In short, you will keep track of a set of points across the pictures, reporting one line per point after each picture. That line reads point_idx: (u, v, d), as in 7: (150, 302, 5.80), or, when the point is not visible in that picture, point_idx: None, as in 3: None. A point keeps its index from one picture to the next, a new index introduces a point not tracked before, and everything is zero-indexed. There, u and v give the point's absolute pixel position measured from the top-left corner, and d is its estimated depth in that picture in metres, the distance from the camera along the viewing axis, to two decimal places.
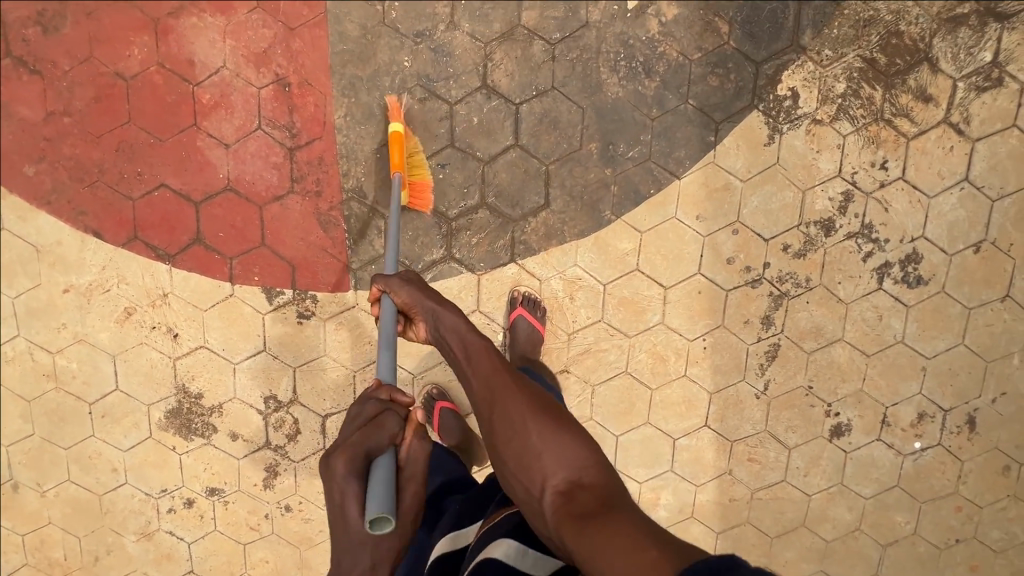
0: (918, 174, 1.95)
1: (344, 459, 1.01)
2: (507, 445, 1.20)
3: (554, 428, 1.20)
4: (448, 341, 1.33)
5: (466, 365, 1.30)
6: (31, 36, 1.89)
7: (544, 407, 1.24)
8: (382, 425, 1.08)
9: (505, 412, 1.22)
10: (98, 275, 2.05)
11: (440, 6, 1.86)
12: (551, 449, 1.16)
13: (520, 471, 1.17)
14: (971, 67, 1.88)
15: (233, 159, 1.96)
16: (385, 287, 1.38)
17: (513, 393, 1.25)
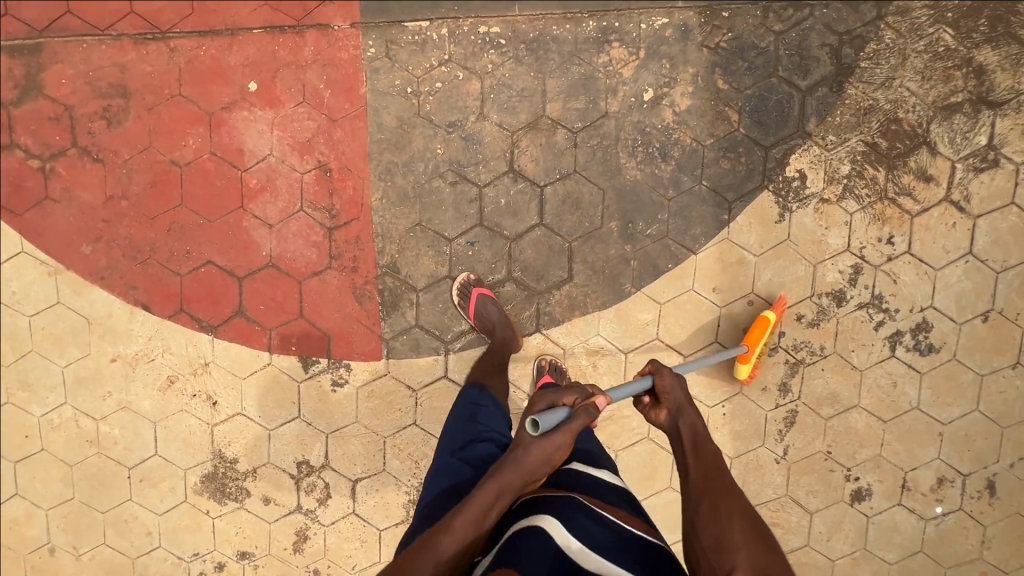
0: (923, 248, 2.05)
1: (540, 399, 1.45)
2: (704, 535, 1.28)
3: (756, 539, 1.26)
4: (681, 432, 1.48)
5: (691, 452, 1.44)
6: (96, 128, 2.06)
7: (758, 522, 1.30)
8: (569, 393, 1.45)
9: (716, 504, 1.32)
10: (144, 345, 2.16)
11: (471, 99, 2.01)
12: (748, 549, 1.24)
13: (712, 551, 1.25)
14: (968, 150, 2.01)
15: (276, 238, 2.09)
16: (656, 368, 1.55)
17: (727, 491, 1.35)
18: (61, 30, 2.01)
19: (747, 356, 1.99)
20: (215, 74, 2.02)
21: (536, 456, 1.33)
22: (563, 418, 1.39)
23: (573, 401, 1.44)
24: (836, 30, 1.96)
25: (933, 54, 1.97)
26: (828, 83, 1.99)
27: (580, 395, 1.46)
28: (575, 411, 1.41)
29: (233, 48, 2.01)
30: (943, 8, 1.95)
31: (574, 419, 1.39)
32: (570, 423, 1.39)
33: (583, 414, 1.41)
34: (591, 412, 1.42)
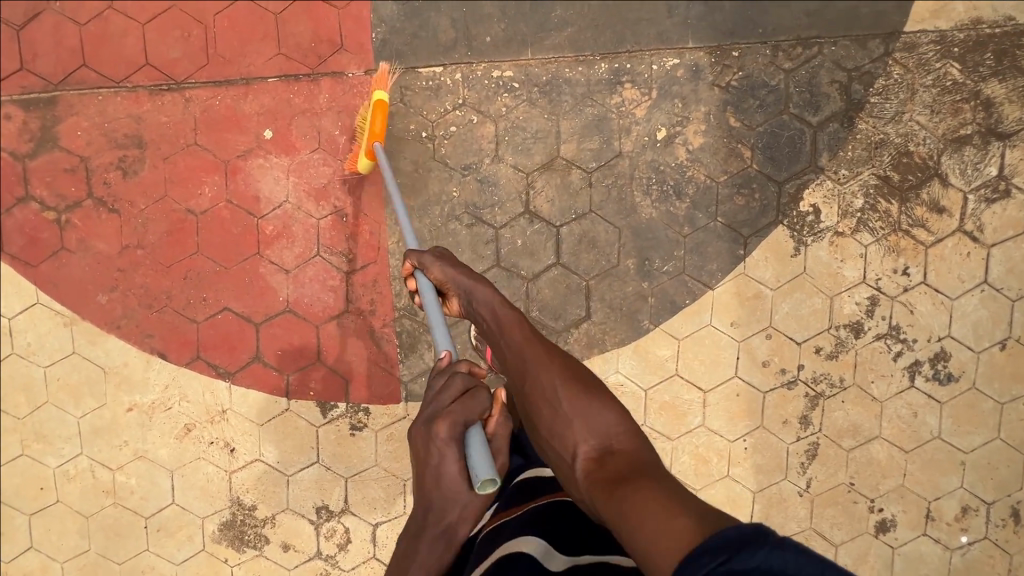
0: (939, 278, 2.06)
1: (444, 432, 1.01)
2: (547, 416, 1.13)
3: (581, 392, 1.13)
4: (479, 314, 1.31)
5: (500, 336, 1.27)
6: (112, 178, 2.06)
7: (578, 376, 1.17)
8: (475, 400, 1.06)
9: (540, 380, 1.16)
10: (160, 393, 2.15)
11: (486, 142, 2.03)
12: (582, 418, 1.09)
13: (552, 438, 1.11)
14: (979, 181, 2.03)
15: (293, 283, 2.09)
16: (422, 260, 1.40)
17: (543, 357, 1.19)
18: (76, 83, 2.02)
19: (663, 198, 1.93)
20: (230, 122, 2.03)
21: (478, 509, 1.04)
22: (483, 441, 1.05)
23: (484, 411, 1.08)
24: (845, 67, 1.99)
25: (941, 88, 1.99)
26: (839, 119, 2.01)
27: (486, 400, 1.08)
28: (489, 424, 1.11)
29: (248, 97, 2.02)
30: (949, 43, 1.98)
31: (493, 438, 1.10)
32: (487, 436, 1.10)
33: (497, 415, 1.12)
34: (501, 412, 1.13)
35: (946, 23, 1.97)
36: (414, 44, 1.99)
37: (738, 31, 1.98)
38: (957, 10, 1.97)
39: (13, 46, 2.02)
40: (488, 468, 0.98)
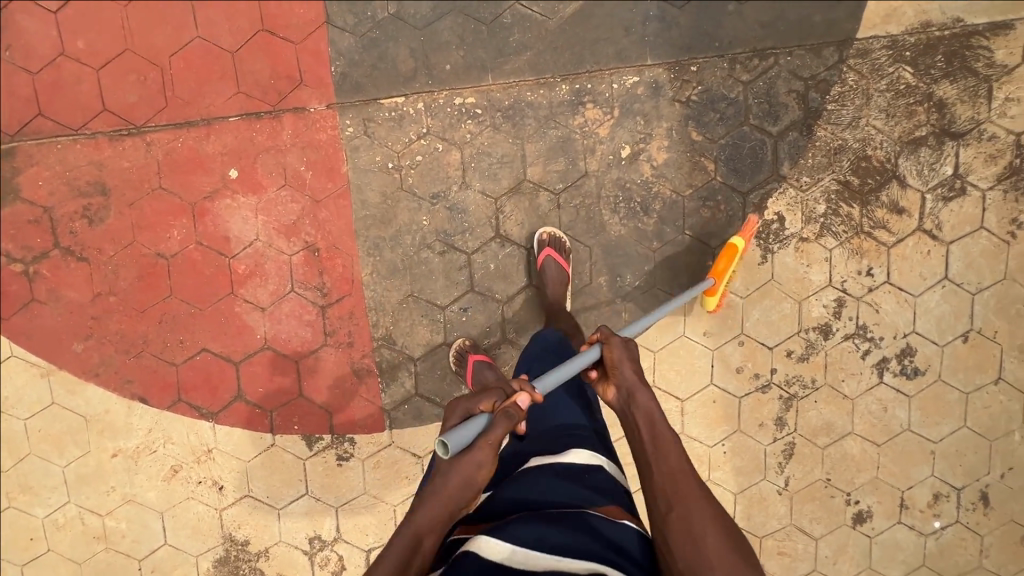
0: (902, 277, 2.12)
1: (453, 410, 1.27)
2: (687, 552, 1.15)
3: (731, 549, 1.17)
4: (638, 419, 1.35)
5: (652, 450, 1.29)
6: (78, 227, 2.04)
7: (723, 519, 1.21)
8: (488, 395, 1.28)
9: (688, 511, 1.20)
10: (144, 437, 2.15)
11: (453, 170, 2.04)
12: (723, 561, 1.14)
13: (683, 560, 1.15)
14: (936, 180, 2.08)
15: (270, 320, 2.10)
16: (604, 337, 1.48)
17: (695, 492, 1.22)
18: (33, 133, 1.99)
19: (712, 289, 2.00)
20: (194, 164, 2.02)
21: (456, 480, 1.19)
22: (479, 430, 1.21)
23: (491, 406, 1.26)
24: (802, 76, 2.02)
25: (895, 92, 2.03)
26: (798, 127, 2.04)
27: (501, 396, 1.28)
28: (494, 418, 1.24)
29: (210, 137, 2.01)
30: (901, 47, 2.01)
31: (492, 429, 1.21)
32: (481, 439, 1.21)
33: (506, 415, 1.24)
34: (510, 411, 1.24)
35: (897, 28, 2.01)
36: (374, 76, 1.98)
37: (696, 46, 2.00)
38: (907, 14, 2.00)
39: None
40: (455, 436, 1.17)
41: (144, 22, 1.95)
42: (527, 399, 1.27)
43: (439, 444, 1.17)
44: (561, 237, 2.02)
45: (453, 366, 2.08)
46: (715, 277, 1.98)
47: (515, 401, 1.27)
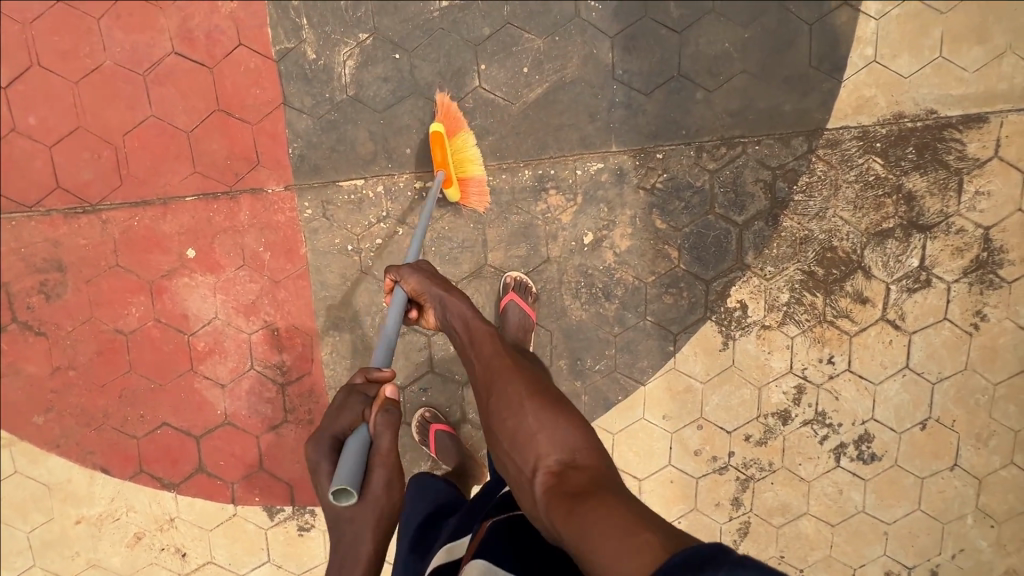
0: (863, 365, 2.12)
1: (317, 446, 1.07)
2: (513, 421, 1.24)
3: (552, 414, 1.23)
4: (453, 325, 1.44)
5: (470, 349, 1.41)
6: (35, 302, 2.03)
7: (544, 391, 1.29)
8: (346, 412, 1.12)
9: (504, 393, 1.29)
10: (107, 505, 2.18)
11: (413, 253, 2.01)
12: (546, 432, 1.21)
13: (513, 450, 1.23)
14: (901, 272, 2.06)
15: (230, 396, 2.10)
16: (396, 276, 1.50)
17: (508, 372, 1.33)
18: None
19: (447, 179, 1.85)
20: (151, 242, 2.00)
21: (369, 515, 1.00)
22: (363, 448, 1.04)
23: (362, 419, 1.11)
24: (769, 165, 1.98)
25: (864, 183, 2.00)
26: (763, 217, 2.01)
27: (362, 405, 1.13)
28: (373, 429, 1.07)
29: (167, 217, 1.98)
30: (872, 138, 1.97)
31: (377, 439, 1.05)
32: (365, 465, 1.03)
33: (381, 420, 1.08)
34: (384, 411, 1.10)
35: (868, 119, 1.96)
36: (333, 158, 1.94)
37: (662, 133, 1.95)
38: (879, 105, 1.95)
39: None
40: (340, 476, 0.98)
41: (96, 99, 1.90)
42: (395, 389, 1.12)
43: (336, 493, 0.97)
44: (527, 280, 1.99)
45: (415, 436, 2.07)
46: (440, 169, 1.82)
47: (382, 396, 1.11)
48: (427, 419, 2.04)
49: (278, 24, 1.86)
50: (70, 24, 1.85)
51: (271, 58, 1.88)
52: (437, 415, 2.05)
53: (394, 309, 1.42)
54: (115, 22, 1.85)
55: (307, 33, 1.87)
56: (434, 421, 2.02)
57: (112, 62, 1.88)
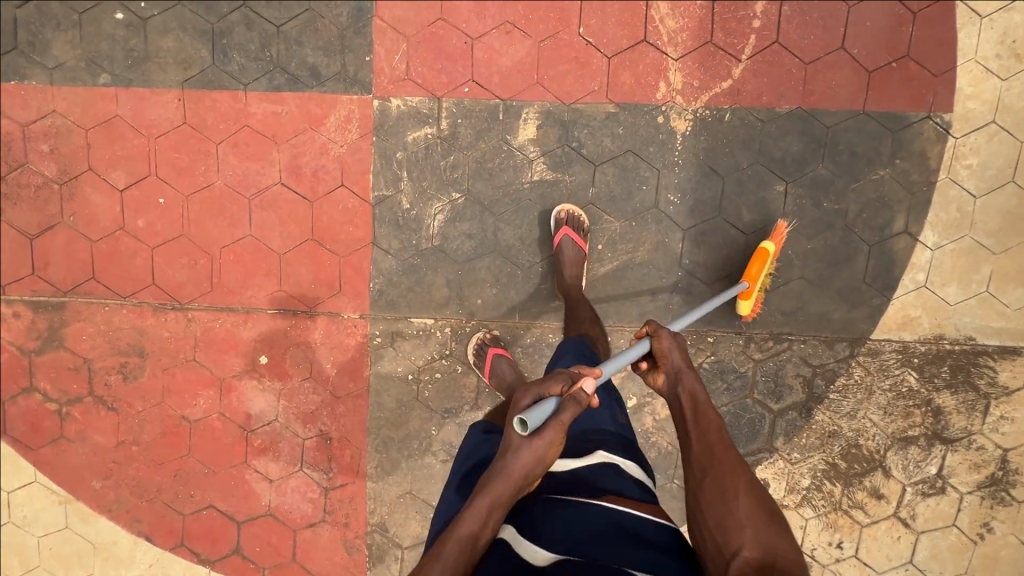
0: (869, 553, 2.22)
1: (524, 393, 1.30)
2: (711, 487, 1.25)
3: (764, 517, 1.19)
4: (682, 399, 1.39)
5: (692, 420, 1.35)
6: (113, 380, 2.18)
7: (759, 490, 1.24)
8: (554, 380, 1.32)
9: (723, 481, 1.24)
10: (144, 570, 2.29)
11: (467, 390, 2.14)
12: (753, 526, 1.18)
13: (718, 530, 1.20)
14: (918, 476, 2.18)
15: (276, 491, 2.24)
16: (652, 330, 1.50)
17: (731, 463, 1.26)
18: (85, 292, 2.12)
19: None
20: (228, 345, 2.15)
21: (524, 456, 1.22)
22: (553, 411, 1.26)
23: (559, 390, 1.30)
24: (811, 363, 2.12)
25: (897, 392, 2.13)
26: (798, 408, 2.14)
27: (563, 382, 1.31)
28: (563, 400, 1.28)
29: (247, 324, 2.13)
30: (911, 353, 2.10)
31: (564, 411, 1.26)
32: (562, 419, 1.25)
33: (572, 399, 1.28)
34: (579, 394, 1.29)
35: (910, 336, 2.09)
36: (409, 297, 2.09)
37: (716, 320, 2.09)
38: (922, 324, 2.08)
39: (25, 252, 2.09)
40: (537, 415, 1.22)
41: (201, 213, 2.05)
42: (592, 383, 1.31)
43: (519, 422, 1.22)
44: (579, 215, 1.97)
45: (470, 360, 2.08)
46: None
47: (580, 386, 1.30)
48: (485, 341, 2.05)
49: (380, 172, 2.00)
50: (191, 146, 2.01)
51: (367, 201, 2.02)
52: (495, 338, 2.06)
53: (630, 354, 1.45)
54: (231, 148, 2.00)
55: (405, 184, 2.01)
56: (492, 345, 2.04)
57: (222, 184, 2.03)
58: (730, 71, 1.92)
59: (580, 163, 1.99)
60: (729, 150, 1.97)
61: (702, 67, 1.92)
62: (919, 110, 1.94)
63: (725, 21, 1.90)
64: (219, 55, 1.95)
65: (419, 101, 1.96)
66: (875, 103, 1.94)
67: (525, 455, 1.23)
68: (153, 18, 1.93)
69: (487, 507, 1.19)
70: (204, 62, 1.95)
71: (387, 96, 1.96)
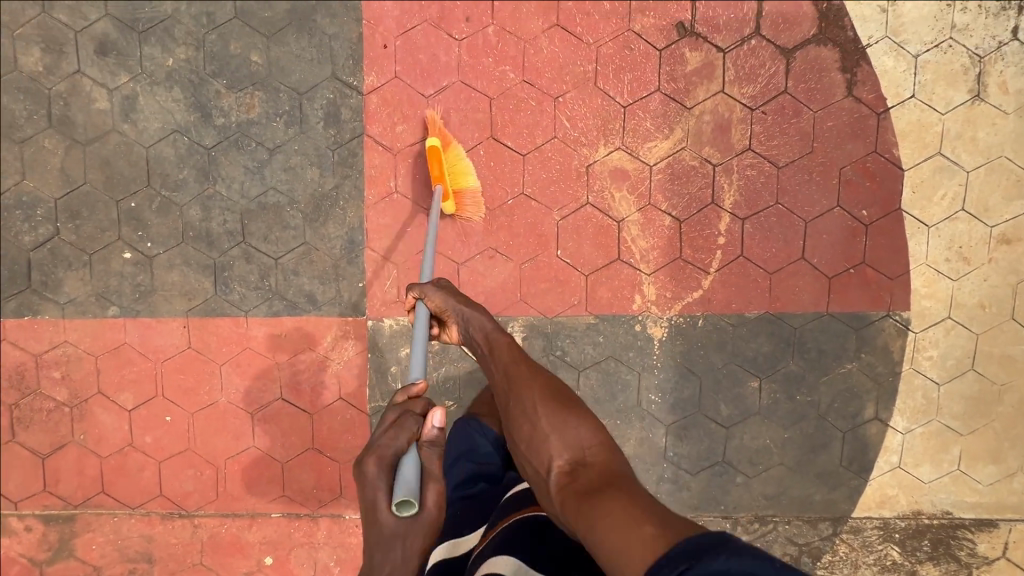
0: None
1: (374, 466, 1.06)
2: (518, 404, 1.25)
3: (563, 415, 1.20)
4: (474, 336, 1.42)
5: (490, 356, 1.37)
6: None
7: (560, 396, 1.24)
8: (404, 428, 1.13)
9: (521, 400, 1.25)
10: None
11: None
12: (558, 432, 1.17)
13: (532, 452, 1.19)
14: None
15: None
16: (421, 293, 1.49)
17: (526, 378, 1.28)
18: (95, 505, 2.19)
19: None
20: (233, 548, 2.20)
21: (407, 540, 1.03)
22: (420, 469, 1.10)
23: (415, 436, 1.13)
24: (797, 541, 2.18)
25: (883, 567, 2.18)
26: None
27: (414, 426, 1.14)
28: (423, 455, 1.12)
29: (252, 528, 2.20)
30: (892, 528, 2.18)
31: (428, 464, 1.12)
32: (425, 473, 1.10)
33: (431, 444, 1.15)
34: (434, 438, 1.16)
35: (889, 512, 2.17)
36: None
37: (704, 504, 2.17)
38: (900, 501, 2.17)
39: (38, 471, 2.18)
40: (404, 488, 1.03)
41: (206, 428, 2.15)
42: (441, 414, 1.17)
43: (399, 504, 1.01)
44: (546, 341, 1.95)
45: None
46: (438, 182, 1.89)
47: (430, 424, 1.16)
48: None
49: (376, 385, 2.12)
50: (196, 367, 2.12)
51: (365, 412, 2.13)
52: None
53: (421, 327, 1.44)
54: (234, 368, 2.12)
55: None
56: None
57: (226, 400, 2.14)
58: (700, 283, 2.06)
59: (565, 369, 2.10)
60: (704, 353, 2.10)
61: (673, 280, 2.06)
62: (879, 310, 2.07)
63: (691, 239, 2.04)
64: (222, 286, 2.08)
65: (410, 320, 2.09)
66: (837, 305, 2.08)
67: (416, 535, 1.04)
68: (159, 255, 2.07)
69: None
70: (208, 293, 2.08)
71: (381, 316, 2.09)
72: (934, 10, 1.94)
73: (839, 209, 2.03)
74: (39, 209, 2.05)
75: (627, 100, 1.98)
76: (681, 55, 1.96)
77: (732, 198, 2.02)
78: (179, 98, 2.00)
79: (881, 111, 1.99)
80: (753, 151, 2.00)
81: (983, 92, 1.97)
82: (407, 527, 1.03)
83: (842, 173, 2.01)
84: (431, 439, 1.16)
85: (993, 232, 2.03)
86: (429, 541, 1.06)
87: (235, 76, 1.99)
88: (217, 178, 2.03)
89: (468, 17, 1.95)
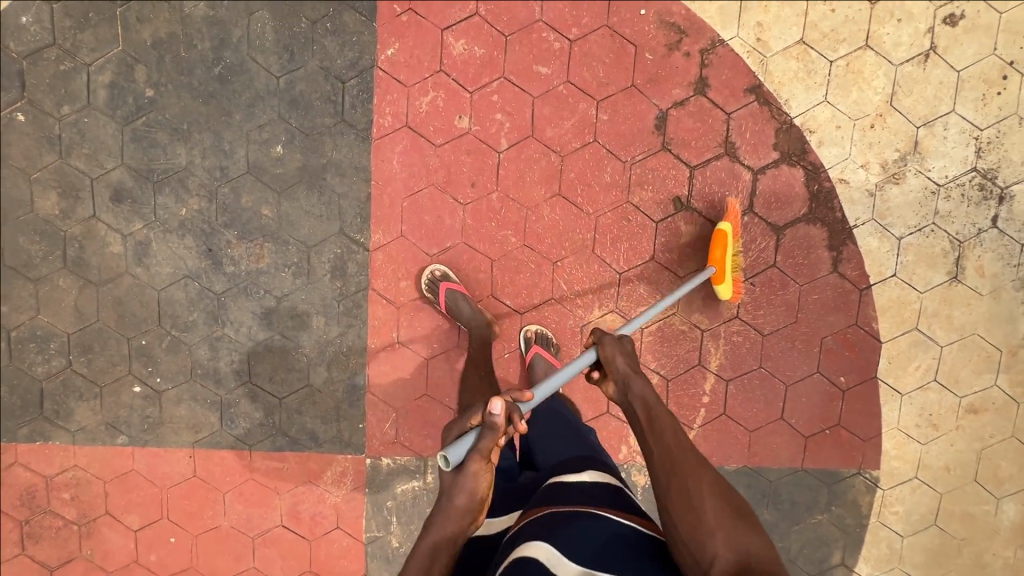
0: None
1: (449, 430, 1.29)
2: (677, 489, 1.25)
3: (729, 512, 1.22)
4: (631, 403, 1.40)
5: (649, 429, 1.36)
6: None
7: (725, 492, 1.26)
8: (474, 410, 1.28)
9: (687, 483, 1.25)
10: None
11: None
12: (724, 527, 1.19)
13: (691, 542, 1.18)
14: None
15: None
16: (597, 338, 1.54)
17: (694, 463, 1.28)
18: None
19: (719, 276, 1.94)
20: None
21: (457, 488, 1.18)
22: (470, 445, 1.20)
23: (478, 418, 1.25)
24: None
25: None
26: None
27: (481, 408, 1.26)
28: (482, 429, 1.22)
29: None
30: None
31: (478, 442, 1.20)
32: (477, 448, 1.20)
33: (489, 428, 1.21)
34: (491, 422, 1.21)
35: None
36: None
37: None
38: None
39: None
40: (453, 449, 1.18)
41: (208, 549, 2.25)
42: (501, 403, 1.21)
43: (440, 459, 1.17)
44: (548, 333, 2.06)
45: (424, 293, 2.04)
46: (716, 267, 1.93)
47: (490, 410, 1.21)
48: (437, 277, 2.01)
49: (372, 516, 2.22)
50: (201, 494, 2.22)
51: (361, 540, 2.24)
52: (446, 273, 2.02)
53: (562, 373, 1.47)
54: (237, 496, 2.22)
55: (394, 526, 2.22)
56: (445, 279, 2.00)
57: (228, 524, 2.23)
58: None
59: None
60: None
61: None
62: (851, 467, 2.20)
63: (678, 397, 2.15)
64: (227, 421, 2.17)
65: (407, 460, 2.19)
66: (811, 461, 2.19)
67: (460, 488, 1.19)
68: (167, 390, 2.15)
69: (430, 553, 1.17)
70: (214, 427, 2.18)
71: (378, 455, 2.18)
72: (919, 196, 2.03)
73: (818, 375, 2.14)
74: (52, 343, 2.13)
75: (622, 267, 2.07)
76: (677, 228, 2.05)
77: (717, 360, 2.13)
78: (191, 245, 2.07)
79: (863, 287, 2.08)
80: (740, 318, 2.10)
81: (961, 274, 2.07)
82: (452, 486, 1.19)
83: (823, 342, 2.12)
84: (492, 424, 1.21)
85: (962, 402, 2.15)
86: (469, 503, 1.19)
87: (246, 228, 2.06)
88: (225, 321, 2.11)
89: (473, 183, 2.02)
